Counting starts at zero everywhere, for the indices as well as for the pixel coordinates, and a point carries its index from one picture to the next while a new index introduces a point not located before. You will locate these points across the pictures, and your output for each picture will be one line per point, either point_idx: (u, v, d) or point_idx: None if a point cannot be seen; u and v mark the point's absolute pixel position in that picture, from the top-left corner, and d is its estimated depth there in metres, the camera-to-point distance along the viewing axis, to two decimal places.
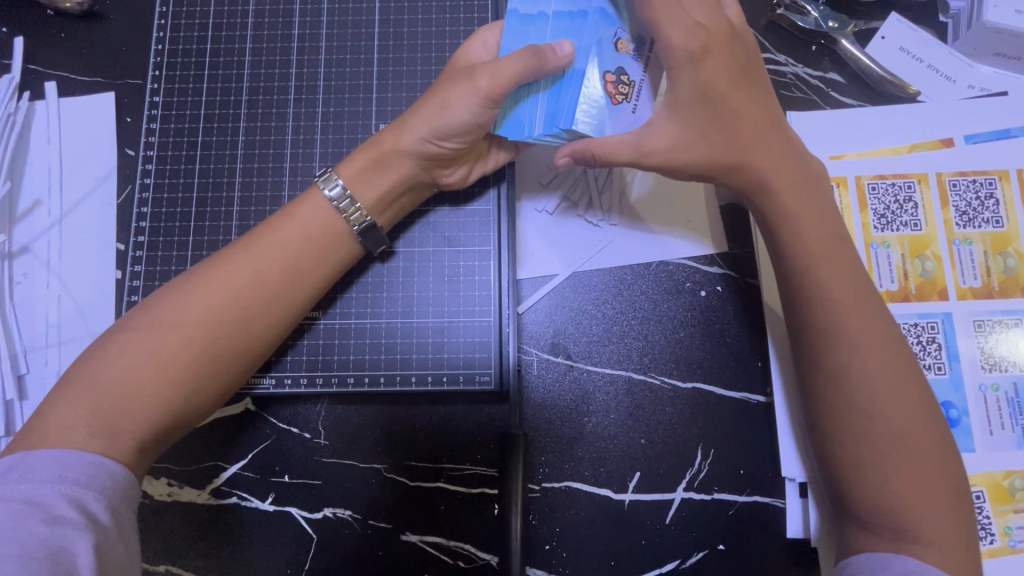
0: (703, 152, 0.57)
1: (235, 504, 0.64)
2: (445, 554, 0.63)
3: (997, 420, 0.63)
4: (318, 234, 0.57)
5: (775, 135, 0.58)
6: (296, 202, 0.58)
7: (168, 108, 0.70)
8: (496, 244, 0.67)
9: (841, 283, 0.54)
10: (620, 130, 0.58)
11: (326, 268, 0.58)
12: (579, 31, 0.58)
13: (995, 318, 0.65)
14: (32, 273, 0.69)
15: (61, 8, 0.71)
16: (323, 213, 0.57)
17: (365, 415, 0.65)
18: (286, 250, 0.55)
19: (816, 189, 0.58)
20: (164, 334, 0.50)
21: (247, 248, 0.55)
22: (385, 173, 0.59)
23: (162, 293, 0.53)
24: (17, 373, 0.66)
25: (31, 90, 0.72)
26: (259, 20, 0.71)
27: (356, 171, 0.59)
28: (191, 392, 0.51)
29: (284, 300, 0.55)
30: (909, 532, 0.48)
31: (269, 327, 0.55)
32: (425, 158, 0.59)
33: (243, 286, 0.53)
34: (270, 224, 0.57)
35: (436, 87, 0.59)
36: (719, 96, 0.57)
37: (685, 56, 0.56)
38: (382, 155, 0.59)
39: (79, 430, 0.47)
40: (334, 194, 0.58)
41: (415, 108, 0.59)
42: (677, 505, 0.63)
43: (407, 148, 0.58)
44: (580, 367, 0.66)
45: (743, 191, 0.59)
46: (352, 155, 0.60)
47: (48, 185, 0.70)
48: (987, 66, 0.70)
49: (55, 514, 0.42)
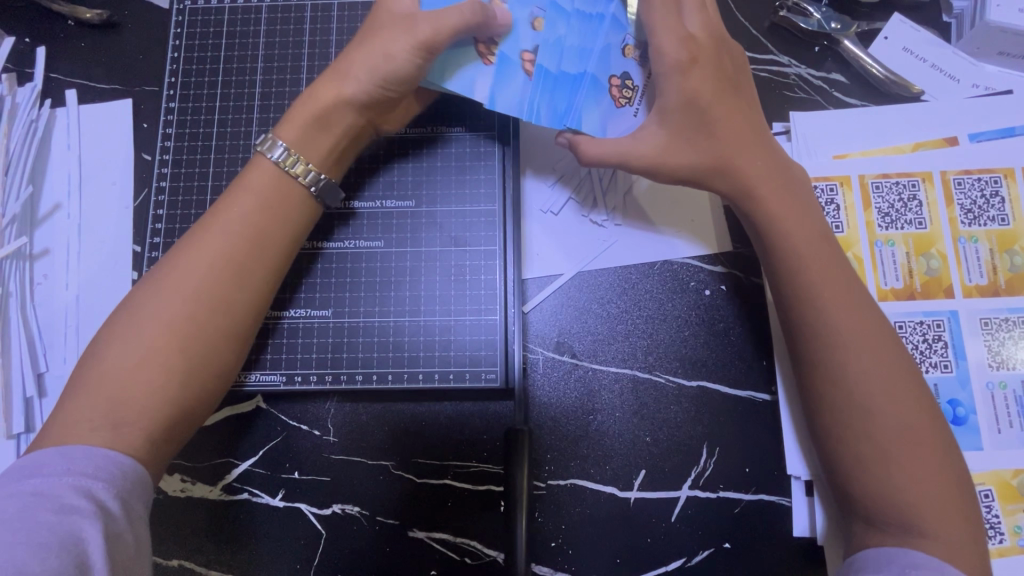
0: (686, 159, 0.59)
1: (246, 500, 0.65)
2: (451, 550, 0.63)
3: (1005, 418, 0.63)
4: (275, 202, 0.57)
5: (760, 139, 0.59)
6: (244, 174, 0.58)
7: (183, 114, 0.72)
8: (502, 244, 0.68)
9: (832, 281, 0.55)
10: (621, 134, 0.61)
11: (290, 233, 0.58)
12: (593, 34, 0.61)
13: (1002, 317, 0.64)
14: (52, 274, 0.71)
15: (83, 18, 0.74)
16: (274, 180, 0.57)
17: (373, 413, 0.66)
18: (245, 222, 0.55)
19: (800, 192, 0.59)
20: (141, 324, 0.51)
21: (208, 228, 0.55)
22: (332, 129, 0.59)
23: (136, 289, 0.54)
24: (37, 371, 0.68)
25: (53, 98, 0.74)
26: (272, 28, 0.73)
27: (300, 133, 0.58)
28: (188, 376, 0.51)
29: (253, 269, 0.55)
30: (915, 526, 0.48)
31: (247, 300, 0.55)
32: (369, 108, 0.60)
33: (211, 265, 0.53)
34: (225, 202, 0.57)
35: (369, 32, 0.59)
36: (702, 106, 0.58)
37: (673, 65, 0.57)
38: (324, 110, 0.58)
39: (86, 423, 0.48)
40: (279, 158, 0.57)
41: (353, 51, 0.59)
42: (682, 503, 0.63)
43: (352, 98, 0.58)
44: (586, 366, 0.66)
45: (729, 196, 0.59)
46: (290, 114, 0.59)
47: (67, 190, 0.72)
48: (991, 65, 0.70)
49: (64, 503, 0.43)
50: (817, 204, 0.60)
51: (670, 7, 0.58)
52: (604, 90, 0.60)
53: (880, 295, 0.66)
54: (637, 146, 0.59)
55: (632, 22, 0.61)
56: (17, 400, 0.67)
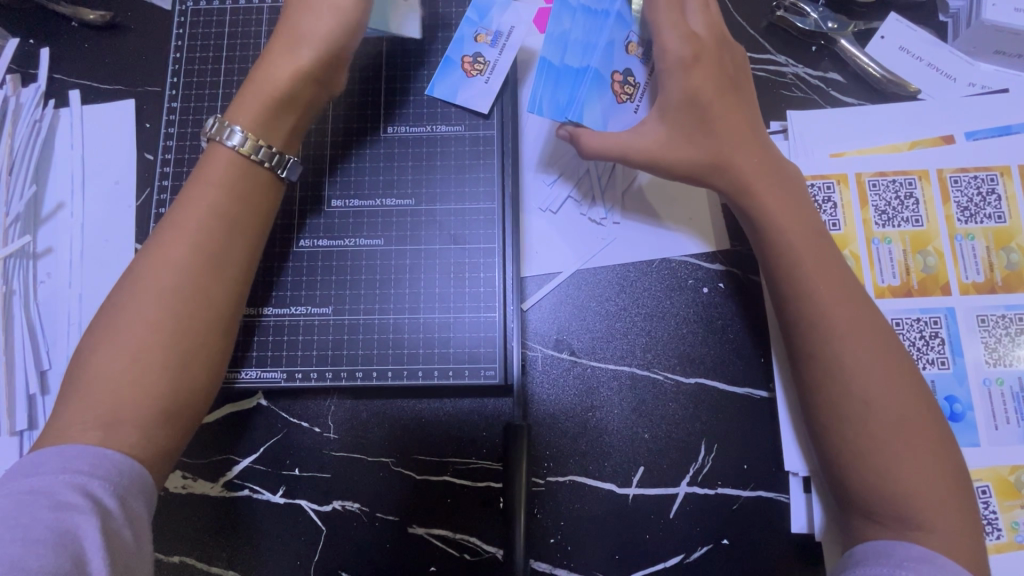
0: (681, 157, 0.59)
1: (247, 497, 0.65)
2: (450, 546, 0.64)
3: (1002, 414, 0.63)
4: (244, 191, 0.57)
5: (755, 137, 0.60)
6: (202, 166, 0.58)
7: (185, 114, 0.73)
8: (501, 241, 0.68)
9: (826, 277, 0.55)
10: (620, 129, 0.61)
11: (256, 217, 0.58)
12: (598, 29, 0.59)
13: (1000, 314, 0.65)
14: (55, 273, 0.71)
15: (86, 20, 0.75)
16: (235, 169, 0.57)
17: (373, 410, 0.66)
18: (215, 213, 0.56)
19: (794, 188, 0.59)
20: (128, 322, 0.51)
21: (176, 221, 0.55)
22: (294, 107, 0.60)
23: (115, 291, 0.54)
24: (40, 368, 0.69)
25: (57, 99, 0.75)
26: (273, 28, 0.74)
27: (259, 114, 0.58)
28: (183, 369, 0.52)
29: (229, 257, 0.56)
30: (911, 519, 0.48)
31: (224, 287, 0.55)
32: (327, 80, 0.61)
33: (188, 257, 0.54)
34: (187, 194, 0.56)
35: (305, 1, 0.60)
36: (701, 106, 0.59)
37: (675, 61, 0.58)
38: (283, 90, 0.59)
39: (81, 423, 0.48)
40: (238, 145, 0.57)
41: (305, 29, 0.59)
42: (681, 500, 0.63)
43: (307, 70, 0.59)
44: (584, 363, 0.67)
45: (727, 192, 0.60)
46: (240, 100, 0.59)
47: (70, 189, 0.73)
48: (987, 65, 0.71)
49: (61, 501, 0.44)
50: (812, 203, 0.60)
51: (674, 7, 0.59)
52: (607, 85, 0.59)
53: (877, 292, 0.66)
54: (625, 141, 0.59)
55: (637, 20, 0.60)
56: (20, 397, 0.67)
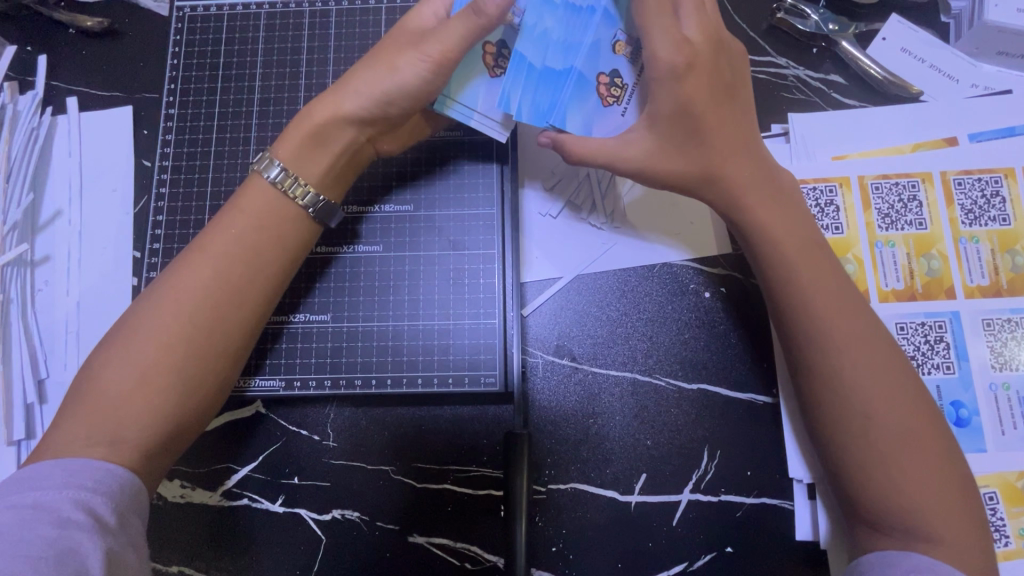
0: (674, 166, 0.58)
1: (245, 506, 0.65)
2: (451, 555, 0.63)
3: (1009, 419, 0.62)
4: (270, 220, 0.56)
5: (749, 145, 0.59)
6: (237, 194, 0.58)
7: (182, 120, 0.73)
8: (501, 247, 0.68)
9: (823, 286, 0.54)
10: (607, 133, 0.61)
11: (284, 253, 0.57)
12: (580, 29, 0.59)
13: (1005, 318, 0.64)
14: (53, 281, 0.71)
15: (84, 27, 0.74)
16: (268, 201, 0.57)
17: (372, 418, 0.66)
18: (241, 243, 0.55)
19: (785, 198, 0.59)
20: (139, 344, 0.51)
21: (204, 248, 0.55)
22: (329, 146, 0.58)
23: (132, 309, 0.53)
24: (38, 377, 0.68)
25: (54, 106, 0.74)
26: (270, 34, 0.74)
27: (295, 150, 0.57)
28: (187, 394, 0.51)
29: (252, 289, 0.55)
30: (918, 531, 0.47)
31: (242, 319, 0.54)
32: (368, 125, 0.59)
33: (209, 287, 0.53)
34: (221, 221, 0.56)
35: (373, 53, 0.59)
36: (693, 115, 0.57)
37: (666, 70, 0.56)
38: (318, 128, 0.58)
39: (82, 440, 0.48)
40: (277, 178, 0.57)
41: (358, 74, 0.58)
42: (684, 507, 0.63)
43: (350, 115, 0.57)
44: (586, 369, 0.66)
45: (718, 203, 0.59)
46: (284, 134, 0.59)
47: (68, 196, 0.73)
48: (990, 65, 0.70)
49: (62, 517, 0.43)
50: (805, 208, 0.60)
51: (665, 9, 0.57)
52: (591, 88, 0.60)
53: (880, 296, 0.66)
54: (633, 152, 0.59)
55: (624, 17, 0.60)
56: (18, 407, 0.67)
